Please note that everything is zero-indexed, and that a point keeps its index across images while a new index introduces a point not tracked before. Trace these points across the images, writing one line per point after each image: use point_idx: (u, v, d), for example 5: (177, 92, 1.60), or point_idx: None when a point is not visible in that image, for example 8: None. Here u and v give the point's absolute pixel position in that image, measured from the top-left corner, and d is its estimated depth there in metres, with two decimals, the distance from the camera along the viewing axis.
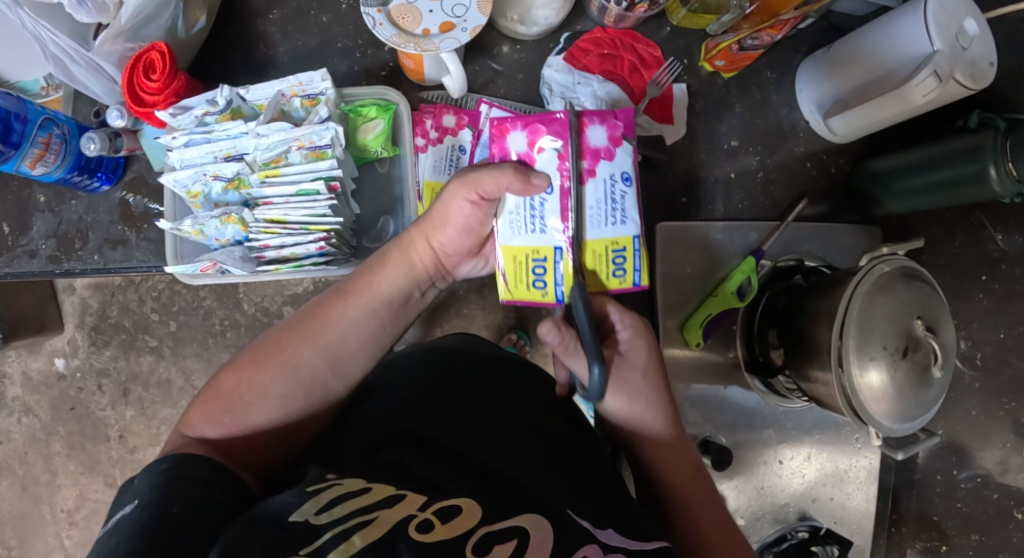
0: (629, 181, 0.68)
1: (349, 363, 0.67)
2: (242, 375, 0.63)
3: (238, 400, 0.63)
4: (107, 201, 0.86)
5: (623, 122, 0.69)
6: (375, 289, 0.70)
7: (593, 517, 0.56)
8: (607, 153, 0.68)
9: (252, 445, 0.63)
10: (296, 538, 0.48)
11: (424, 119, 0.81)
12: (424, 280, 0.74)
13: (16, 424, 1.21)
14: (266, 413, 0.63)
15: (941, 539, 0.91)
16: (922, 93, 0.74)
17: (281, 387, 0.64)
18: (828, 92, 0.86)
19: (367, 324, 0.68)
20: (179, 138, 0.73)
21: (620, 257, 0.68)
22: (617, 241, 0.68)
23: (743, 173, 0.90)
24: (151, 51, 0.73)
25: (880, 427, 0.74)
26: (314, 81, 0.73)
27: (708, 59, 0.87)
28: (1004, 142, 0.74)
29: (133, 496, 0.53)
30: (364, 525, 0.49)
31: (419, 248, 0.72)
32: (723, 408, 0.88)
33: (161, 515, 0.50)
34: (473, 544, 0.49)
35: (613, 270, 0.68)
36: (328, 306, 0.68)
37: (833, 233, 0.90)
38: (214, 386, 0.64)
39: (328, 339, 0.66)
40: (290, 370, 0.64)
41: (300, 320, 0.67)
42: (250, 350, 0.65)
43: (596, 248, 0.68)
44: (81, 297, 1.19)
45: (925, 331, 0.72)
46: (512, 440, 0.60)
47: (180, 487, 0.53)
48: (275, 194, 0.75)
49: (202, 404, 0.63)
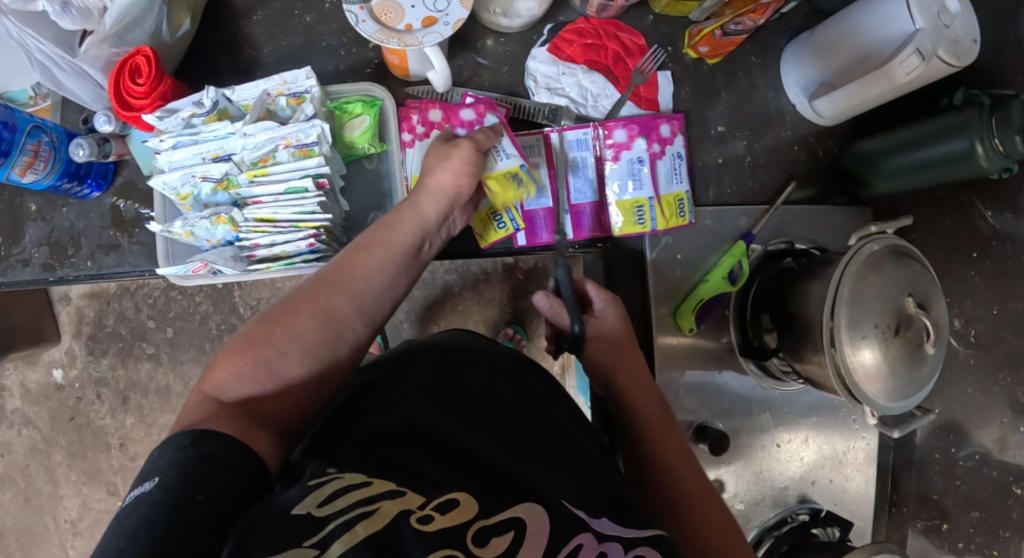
0: (644, 161, 0.83)
1: (375, 307, 0.70)
2: (276, 326, 0.65)
3: (272, 351, 0.64)
4: (98, 207, 0.86)
5: (638, 121, 0.84)
6: (394, 237, 0.73)
7: (588, 506, 0.56)
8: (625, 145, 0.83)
9: (284, 396, 0.64)
10: (299, 531, 0.48)
11: (410, 114, 0.80)
12: (436, 232, 0.76)
13: (16, 436, 1.20)
14: (295, 363, 0.64)
15: (941, 517, 0.90)
16: (905, 72, 0.74)
17: (314, 333, 0.66)
18: (813, 74, 0.86)
19: (392, 272, 0.72)
20: (167, 141, 0.73)
21: (641, 213, 0.84)
22: (638, 201, 0.83)
23: (731, 159, 0.90)
24: (137, 56, 0.75)
25: (875, 406, 0.74)
26: (299, 79, 0.74)
27: (692, 46, 0.87)
28: (990, 118, 0.75)
29: (152, 472, 0.53)
30: (365, 516, 0.49)
31: (428, 200, 0.75)
32: (719, 393, 0.88)
33: (184, 502, 0.50)
34: (472, 535, 0.50)
35: (636, 218, 0.84)
36: (352, 259, 0.71)
37: (823, 216, 0.90)
38: (246, 336, 0.64)
39: (356, 287, 0.69)
40: (325, 317, 0.67)
41: (319, 279, 0.69)
42: (268, 318, 0.66)
43: (624, 207, 0.84)
44: (77, 307, 1.19)
45: (916, 308, 0.73)
46: (512, 427, 0.61)
47: (202, 466, 0.53)
48: (264, 193, 0.75)
49: (232, 354, 0.63)
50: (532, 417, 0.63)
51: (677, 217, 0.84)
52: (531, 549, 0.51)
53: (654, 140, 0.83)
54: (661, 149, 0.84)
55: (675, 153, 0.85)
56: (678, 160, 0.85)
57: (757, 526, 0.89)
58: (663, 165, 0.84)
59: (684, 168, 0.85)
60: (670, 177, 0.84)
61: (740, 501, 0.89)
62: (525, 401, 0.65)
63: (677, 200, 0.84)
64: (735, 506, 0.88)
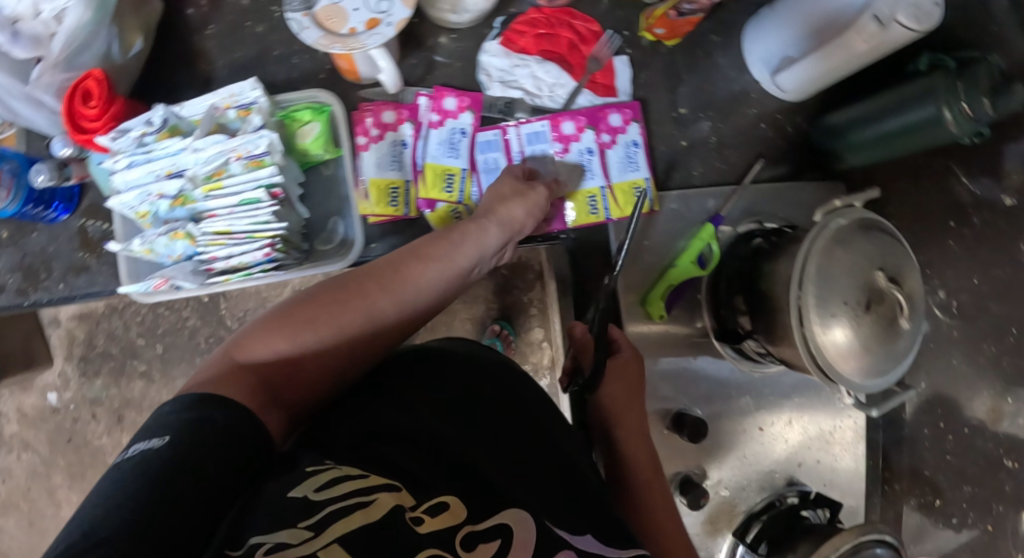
0: (593, 152, 0.86)
1: (413, 321, 0.69)
2: (322, 309, 0.63)
3: (311, 327, 0.62)
4: (66, 230, 0.87)
5: (586, 113, 0.86)
6: (456, 258, 0.72)
7: (570, 524, 0.55)
8: (574, 137, 0.86)
9: (301, 369, 0.62)
10: (293, 513, 0.45)
11: (364, 117, 0.83)
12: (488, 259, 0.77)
13: (16, 460, 1.22)
14: (325, 340, 0.62)
15: (934, 493, 0.88)
16: (862, 40, 0.73)
17: (356, 327, 0.64)
18: (775, 48, 0.84)
19: (438, 289, 0.71)
20: (122, 160, 0.74)
21: (595, 202, 0.86)
22: (591, 191, 0.86)
23: (696, 141, 0.89)
24: (87, 79, 0.75)
25: (851, 385, 0.72)
26: (245, 91, 0.76)
27: (648, 28, 0.86)
28: (956, 82, 0.72)
29: (158, 430, 0.51)
30: (363, 505, 0.46)
31: (491, 231, 0.75)
32: (697, 380, 0.87)
33: (189, 467, 0.48)
34: (461, 539, 0.48)
35: (590, 208, 0.85)
36: (408, 265, 0.69)
37: (795, 193, 0.89)
38: (287, 310, 0.63)
39: (404, 295, 0.68)
40: (367, 315, 0.65)
41: (373, 270, 0.68)
42: (312, 294, 0.64)
43: (577, 197, 0.86)
44: (67, 329, 1.20)
45: (888, 283, 0.70)
46: (513, 455, 0.59)
47: (210, 433, 0.51)
48: (219, 207, 0.75)
49: (272, 320, 0.62)
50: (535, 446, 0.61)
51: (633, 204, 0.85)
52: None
53: (602, 131, 0.86)
54: (613, 140, 0.86)
55: (629, 142, 0.86)
56: (633, 149, 0.86)
57: (744, 512, 0.88)
58: (616, 155, 0.86)
59: (640, 156, 0.86)
60: (625, 166, 0.86)
61: (726, 487, 0.87)
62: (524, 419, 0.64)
63: (635, 187, 0.85)
64: (720, 493, 0.87)
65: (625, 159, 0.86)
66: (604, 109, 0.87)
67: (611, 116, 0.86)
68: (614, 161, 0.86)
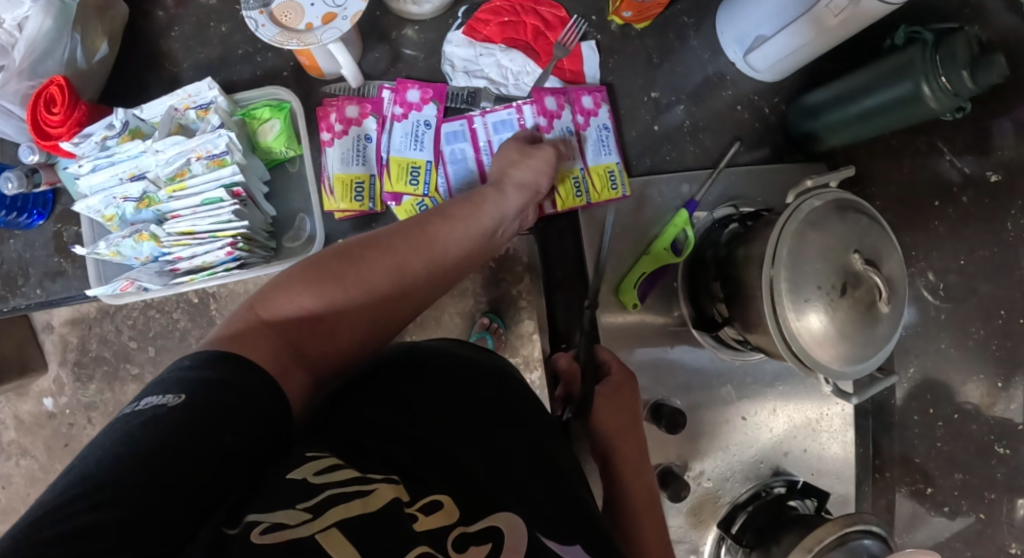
0: (571, 132, 0.85)
1: (439, 281, 0.72)
2: (347, 266, 0.65)
3: (339, 280, 0.64)
4: (42, 236, 0.87)
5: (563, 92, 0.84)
6: (479, 216, 0.75)
7: (566, 530, 0.51)
8: (550, 115, 0.84)
9: (325, 323, 0.63)
10: (294, 495, 0.45)
11: (328, 113, 0.81)
12: (511, 222, 0.78)
13: (15, 466, 1.24)
14: (351, 296, 0.64)
15: (925, 481, 0.86)
16: (834, 14, 0.70)
17: (382, 283, 0.66)
18: (744, 27, 0.81)
19: (461, 251, 0.73)
20: (85, 164, 0.75)
21: (577, 183, 0.85)
22: (573, 171, 0.85)
23: (670, 126, 0.87)
24: (51, 85, 0.75)
25: (829, 372, 0.70)
26: (202, 91, 0.76)
27: (616, 12, 0.83)
28: (934, 55, 0.69)
29: (174, 386, 0.51)
30: (359, 495, 0.45)
31: (513, 194, 0.77)
32: (675, 369, 0.85)
33: (208, 423, 0.48)
34: (453, 537, 0.46)
35: (574, 191, 0.85)
36: (432, 225, 0.72)
37: (774, 176, 0.86)
38: (316, 263, 0.65)
39: (430, 253, 0.70)
40: (393, 270, 0.68)
41: (405, 229, 0.70)
42: (338, 250, 0.66)
43: (559, 178, 0.85)
44: (60, 334, 1.22)
45: (865, 265, 0.68)
46: (522, 460, 0.55)
47: (232, 390, 0.51)
48: (182, 207, 0.76)
49: (303, 272, 0.64)
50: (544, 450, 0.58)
51: (608, 189, 0.84)
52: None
53: (576, 111, 0.84)
54: (587, 121, 0.85)
55: (601, 126, 0.85)
56: (605, 133, 0.85)
57: (728, 503, 0.86)
58: (592, 138, 0.85)
59: (611, 139, 0.85)
60: (600, 149, 0.85)
61: (708, 478, 0.86)
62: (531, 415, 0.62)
63: (608, 171, 0.84)
64: (702, 484, 0.86)
65: (600, 143, 0.85)
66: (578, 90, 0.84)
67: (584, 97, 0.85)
68: (590, 144, 0.85)
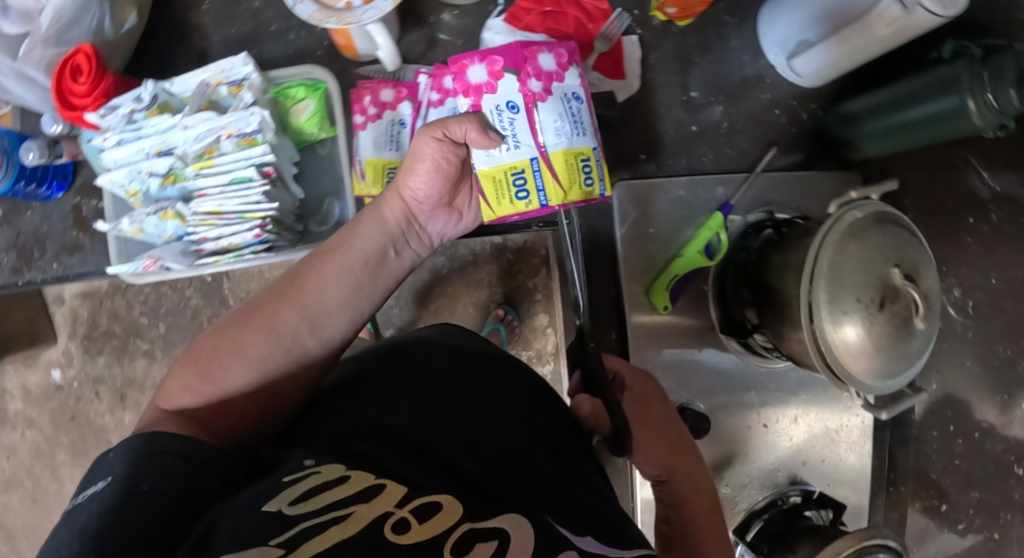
0: (518, 109, 0.71)
1: (327, 322, 0.68)
2: (220, 338, 0.64)
3: (215, 366, 0.63)
4: (60, 209, 0.86)
5: (501, 56, 0.72)
6: (351, 245, 0.71)
7: (568, 524, 0.52)
8: (488, 88, 0.72)
9: (224, 412, 0.63)
10: (267, 529, 0.46)
11: (362, 95, 0.79)
12: (402, 239, 0.74)
13: (20, 437, 1.23)
14: (245, 379, 0.64)
15: (940, 497, 0.85)
16: (885, 24, 0.69)
17: (261, 349, 0.65)
18: (789, 30, 0.80)
19: (351, 279, 0.70)
20: (111, 138, 0.74)
21: (520, 180, 0.72)
22: (515, 166, 0.71)
23: (706, 126, 0.85)
24: (77, 55, 0.74)
25: (860, 385, 0.69)
26: (236, 66, 0.74)
27: (659, 8, 0.82)
28: (981, 71, 0.67)
29: (105, 472, 0.54)
30: (337, 521, 0.46)
31: (392, 202, 0.73)
32: (699, 372, 0.85)
33: (132, 492, 0.51)
34: (451, 543, 0.46)
35: (516, 192, 0.72)
36: (307, 268, 0.69)
37: (809, 183, 0.85)
38: (193, 352, 0.65)
39: (305, 299, 0.67)
40: (269, 331, 0.65)
41: (280, 284, 0.69)
42: (228, 318, 0.67)
43: (496, 174, 0.72)
44: (70, 307, 1.20)
45: (904, 280, 0.67)
46: (503, 453, 0.56)
47: (159, 461, 0.54)
48: (209, 186, 0.74)
49: (180, 372, 0.64)
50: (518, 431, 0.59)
51: (583, 186, 0.72)
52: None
53: (530, 76, 0.72)
54: (548, 89, 0.72)
55: (570, 95, 0.74)
56: (577, 103, 0.74)
57: (745, 509, 0.86)
58: (555, 109, 0.72)
59: (581, 112, 0.73)
60: (569, 129, 0.72)
61: (725, 484, 0.86)
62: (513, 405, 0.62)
63: (580, 157, 0.72)
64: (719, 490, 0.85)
65: (569, 118, 0.72)
66: (532, 49, 0.73)
67: (541, 55, 0.73)
68: (550, 119, 0.71)
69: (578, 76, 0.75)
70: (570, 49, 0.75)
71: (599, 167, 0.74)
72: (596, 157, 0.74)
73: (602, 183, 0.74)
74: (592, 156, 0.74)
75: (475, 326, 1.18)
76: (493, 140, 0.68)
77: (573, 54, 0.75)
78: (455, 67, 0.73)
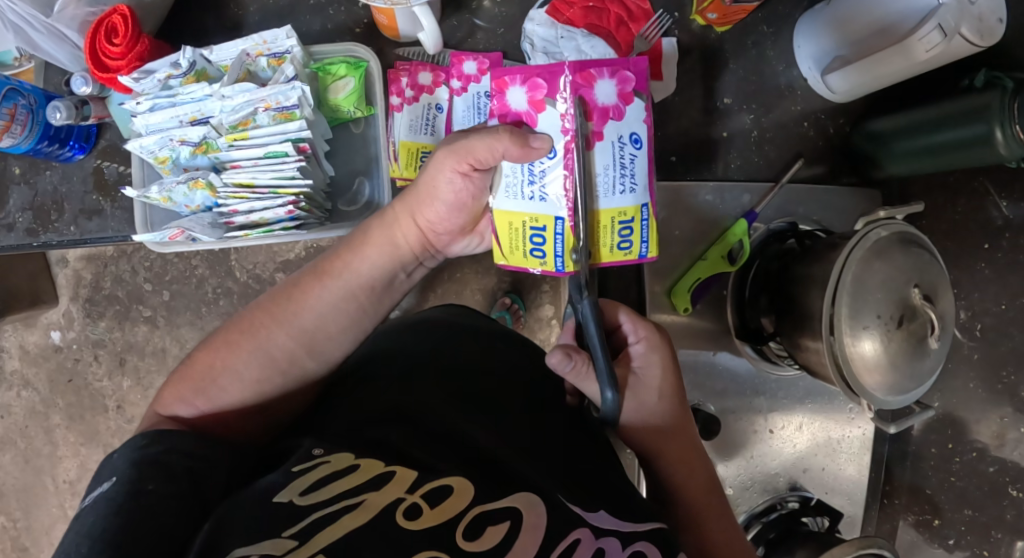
0: (555, 155, 0.63)
1: (327, 345, 0.66)
2: (213, 355, 0.63)
3: (208, 382, 0.63)
4: (81, 170, 0.84)
5: (546, 83, 0.63)
6: (355, 270, 0.69)
7: (584, 500, 0.51)
8: (528, 118, 0.65)
9: (222, 426, 0.63)
10: (279, 520, 0.45)
11: (399, 77, 0.80)
12: (413, 261, 0.73)
13: (16, 397, 1.24)
14: (241, 396, 0.63)
15: (933, 512, 0.88)
16: (925, 48, 0.70)
17: (253, 369, 0.64)
18: (828, 46, 0.82)
19: (356, 305, 0.68)
20: (145, 103, 0.75)
21: (539, 237, 0.66)
22: (538, 219, 0.65)
23: (736, 133, 0.87)
24: (114, 15, 0.73)
25: (873, 399, 0.69)
26: (279, 40, 0.76)
27: (701, 12, 0.83)
28: (1012, 102, 0.67)
29: (110, 472, 0.53)
30: (351, 509, 0.46)
31: (405, 226, 0.71)
32: (712, 374, 0.86)
33: (137, 493, 0.51)
34: (463, 529, 0.45)
35: (531, 249, 0.66)
36: (305, 287, 0.67)
37: (830, 197, 0.87)
38: (186, 365, 0.64)
39: (302, 322, 0.65)
40: (259, 348, 0.64)
41: (275, 300, 0.66)
42: (220, 331, 0.65)
43: (515, 222, 0.66)
44: (74, 270, 1.20)
45: (923, 300, 0.67)
46: (521, 438, 0.55)
47: (162, 461, 0.54)
48: (242, 157, 0.79)
49: (174, 384, 0.63)
50: (534, 414, 0.59)
51: (618, 249, 0.66)
52: (526, 545, 0.45)
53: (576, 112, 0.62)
54: (598, 131, 0.63)
55: (627, 137, 0.64)
56: (633, 150, 0.64)
57: (745, 512, 0.88)
58: (601, 159, 0.63)
59: (635, 164, 0.64)
60: (613, 185, 0.64)
61: (729, 486, 0.87)
62: (528, 394, 0.61)
63: (620, 218, 0.65)
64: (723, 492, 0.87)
65: (616, 170, 0.64)
66: (588, 73, 0.63)
67: (601, 82, 0.63)
68: (592, 169, 0.63)
69: (644, 110, 0.65)
70: (636, 69, 0.64)
71: (642, 228, 0.66)
72: (643, 217, 0.65)
73: (644, 244, 0.66)
74: (637, 217, 0.65)
75: (482, 311, 1.18)
76: (539, 149, 0.62)
77: (641, 78, 0.64)
78: (495, 84, 0.65)
